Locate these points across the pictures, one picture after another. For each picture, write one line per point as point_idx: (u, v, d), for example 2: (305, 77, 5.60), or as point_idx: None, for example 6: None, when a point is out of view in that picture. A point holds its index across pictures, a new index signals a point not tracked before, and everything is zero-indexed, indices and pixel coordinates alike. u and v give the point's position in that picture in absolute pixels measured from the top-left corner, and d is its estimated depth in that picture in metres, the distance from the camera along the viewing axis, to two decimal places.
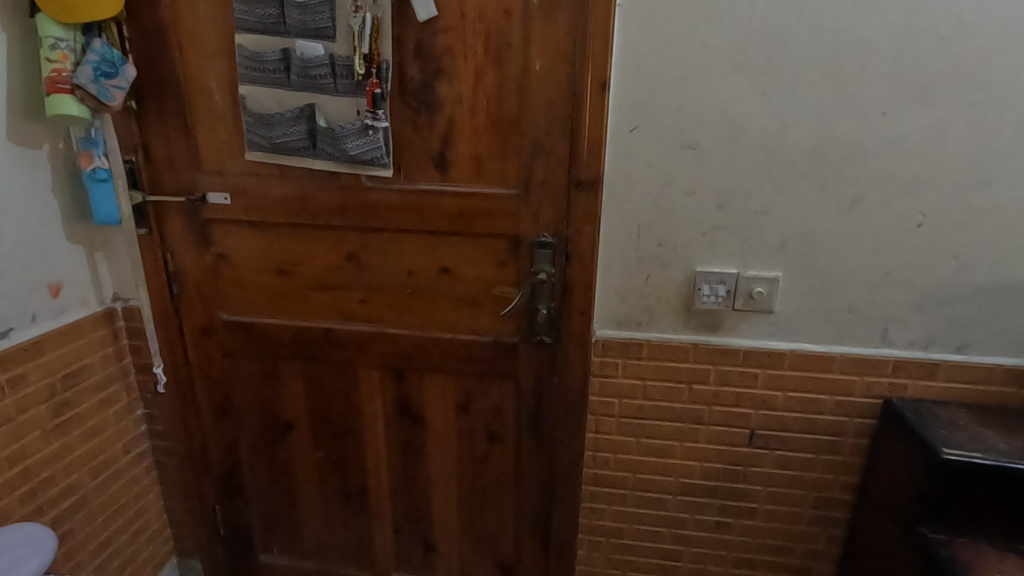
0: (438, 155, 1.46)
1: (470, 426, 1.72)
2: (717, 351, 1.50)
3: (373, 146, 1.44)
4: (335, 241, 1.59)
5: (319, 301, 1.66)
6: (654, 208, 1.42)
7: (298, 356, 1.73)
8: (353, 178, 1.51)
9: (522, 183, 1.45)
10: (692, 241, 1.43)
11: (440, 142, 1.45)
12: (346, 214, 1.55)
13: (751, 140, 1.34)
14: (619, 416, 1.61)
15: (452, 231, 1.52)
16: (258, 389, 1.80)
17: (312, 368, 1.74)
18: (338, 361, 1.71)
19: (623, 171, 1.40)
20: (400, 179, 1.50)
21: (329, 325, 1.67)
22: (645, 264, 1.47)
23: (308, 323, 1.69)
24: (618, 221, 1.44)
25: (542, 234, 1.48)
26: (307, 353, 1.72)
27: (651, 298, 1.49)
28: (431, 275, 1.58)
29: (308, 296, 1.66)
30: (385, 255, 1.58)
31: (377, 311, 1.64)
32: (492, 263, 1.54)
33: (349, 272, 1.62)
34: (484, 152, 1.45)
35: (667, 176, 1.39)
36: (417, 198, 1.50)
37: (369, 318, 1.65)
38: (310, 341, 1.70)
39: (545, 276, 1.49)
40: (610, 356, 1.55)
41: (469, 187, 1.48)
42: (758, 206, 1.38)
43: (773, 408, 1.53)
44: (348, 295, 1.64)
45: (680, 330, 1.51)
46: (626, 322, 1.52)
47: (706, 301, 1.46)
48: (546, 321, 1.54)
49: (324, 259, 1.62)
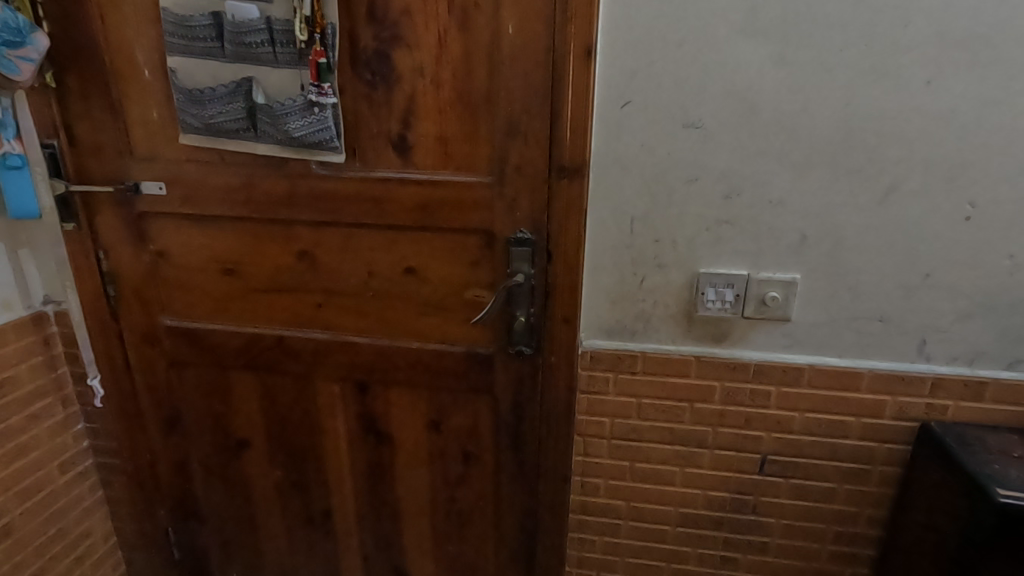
0: (398, 136, 1.26)
1: (443, 445, 1.52)
2: (723, 365, 1.29)
3: (321, 126, 1.24)
4: (285, 237, 1.39)
5: (270, 305, 1.47)
6: (649, 198, 1.21)
7: (250, 367, 1.54)
8: (301, 164, 1.31)
9: (495, 169, 1.25)
10: (694, 237, 1.22)
11: (400, 122, 1.25)
12: (294, 206, 1.35)
13: (766, 116, 1.12)
14: (610, 438, 1.40)
15: (416, 226, 1.32)
16: (209, 402, 1.61)
17: (266, 379, 1.55)
18: (294, 374, 1.52)
19: (613, 155, 1.19)
20: (354, 165, 1.29)
21: (283, 332, 1.48)
22: (640, 264, 1.26)
23: (260, 330, 1.49)
24: (607, 215, 1.23)
25: (519, 229, 1.27)
26: (259, 363, 1.53)
27: (646, 304, 1.28)
28: (394, 278, 1.38)
29: (258, 300, 1.47)
30: (341, 254, 1.38)
31: (335, 317, 1.45)
32: (463, 263, 1.33)
33: (302, 273, 1.42)
34: (450, 134, 1.24)
35: (665, 160, 1.18)
36: (375, 188, 1.30)
37: (327, 324, 1.46)
38: (262, 350, 1.51)
39: (522, 277, 1.28)
40: (600, 370, 1.35)
41: (434, 174, 1.27)
42: (773, 196, 1.17)
43: (789, 430, 1.32)
44: (303, 298, 1.44)
45: (680, 341, 1.30)
46: (618, 330, 1.32)
47: (710, 308, 1.25)
48: (525, 329, 1.33)
49: (274, 258, 1.42)
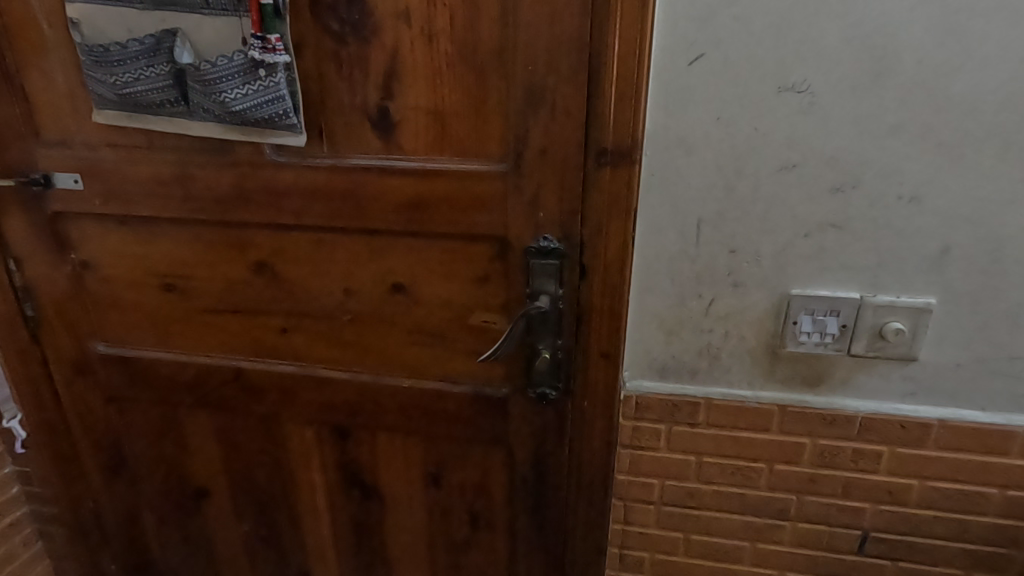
0: (377, 109, 0.93)
1: (444, 503, 1.21)
2: (817, 417, 0.96)
3: (271, 96, 0.89)
4: (237, 245, 1.07)
5: (223, 330, 1.15)
6: (725, 194, 0.87)
7: (203, 404, 1.23)
8: (251, 149, 0.98)
9: (510, 154, 0.91)
10: (785, 248, 0.88)
11: (380, 89, 0.91)
12: (245, 205, 1.02)
13: (902, 75, 0.77)
14: (660, 503, 1.08)
15: (405, 232, 0.99)
16: (158, 445, 1.31)
17: (224, 420, 1.24)
18: (258, 415, 1.21)
19: (675, 133, 0.85)
20: (321, 151, 0.97)
21: (240, 364, 1.17)
22: (708, 283, 0.92)
23: (212, 361, 1.18)
24: (664, 217, 0.89)
25: (542, 236, 0.94)
26: (214, 401, 1.22)
27: (714, 336, 0.95)
28: (377, 298, 1.05)
29: (207, 324, 1.15)
30: (309, 267, 1.06)
31: (304, 347, 1.13)
32: (468, 281, 1.01)
33: (261, 290, 1.10)
34: (449, 106, 0.91)
35: (751, 141, 0.83)
36: (349, 181, 0.97)
37: (295, 355, 1.14)
38: (217, 386, 1.20)
39: (547, 301, 0.95)
40: (648, 420, 1.02)
41: (426, 162, 0.94)
42: (906, 189, 0.82)
43: (902, 502, 0.99)
44: (264, 323, 1.12)
45: (758, 385, 0.97)
46: (674, 370, 0.99)
47: (804, 343, 0.92)
48: (550, 368, 1.00)
49: (224, 272, 1.10)
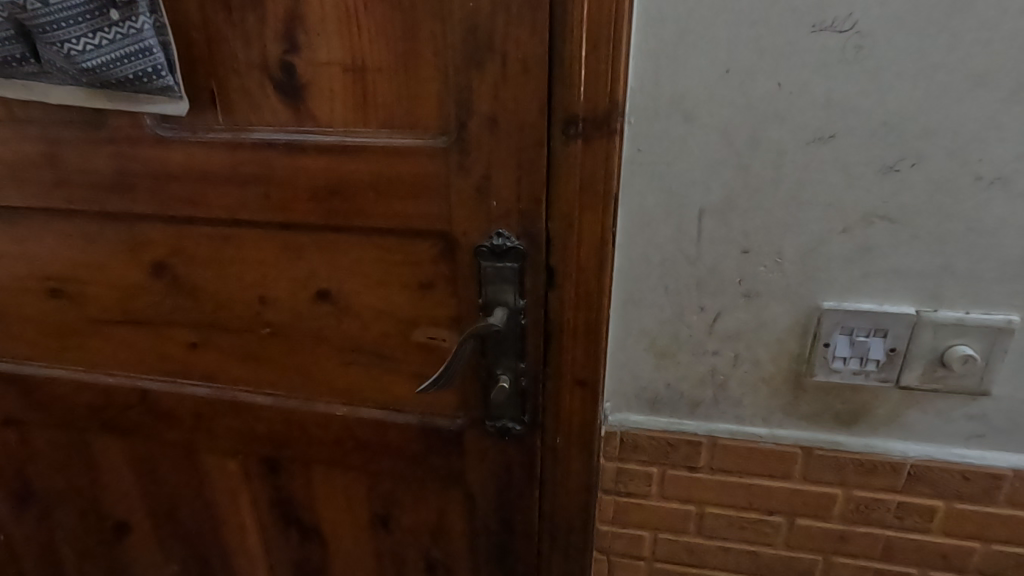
0: (280, 66, 0.71)
1: (395, 549, 1.01)
2: (852, 464, 0.75)
3: (134, 49, 0.66)
4: (127, 242, 0.87)
5: (123, 344, 0.95)
6: (736, 176, 0.65)
7: (111, 430, 1.03)
8: (129, 119, 0.77)
9: (452, 123, 0.69)
10: (816, 246, 0.66)
11: (281, 38, 0.70)
12: (129, 192, 0.81)
13: (987, 6, 0.55)
14: (652, 560, 0.87)
15: (326, 227, 0.78)
16: (66, 475, 1.12)
17: (137, 448, 1.05)
18: (175, 443, 1.02)
19: (669, 92, 0.62)
20: (215, 123, 0.75)
21: (147, 385, 0.97)
22: (712, 293, 0.71)
23: (113, 381, 0.98)
24: (655, 206, 0.68)
25: (497, 232, 0.73)
26: (122, 427, 1.02)
27: (719, 360, 0.74)
28: (299, 309, 0.85)
29: (104, 337, 0.95)
30: (214, 270, 0.86)
31: (219, 365, 0.93)
32: (407, 288, 0.80)
33: (161, 298, 0.89)
34: (371, 60, 0.69)
35: (772, 102, 0.61)
36: (251, 161, 0.76)
37: (209, 376, 0.94)
38: (123, 409, 1.00)
39: (504, 314, 0.75)
40: (636, 462, 0.81)
41: (346, 136, 0.73)
42: (984, 167, 0.60)
43: (960, 569, 0.78)
44: (168, 337, 0.92)
45: (775, 421, 0.76)
46: (668, 401, 0.78)
47: (838, 372, 0.70)
48: (511, 397, 0.79)
49: (116, 276, 0.89)
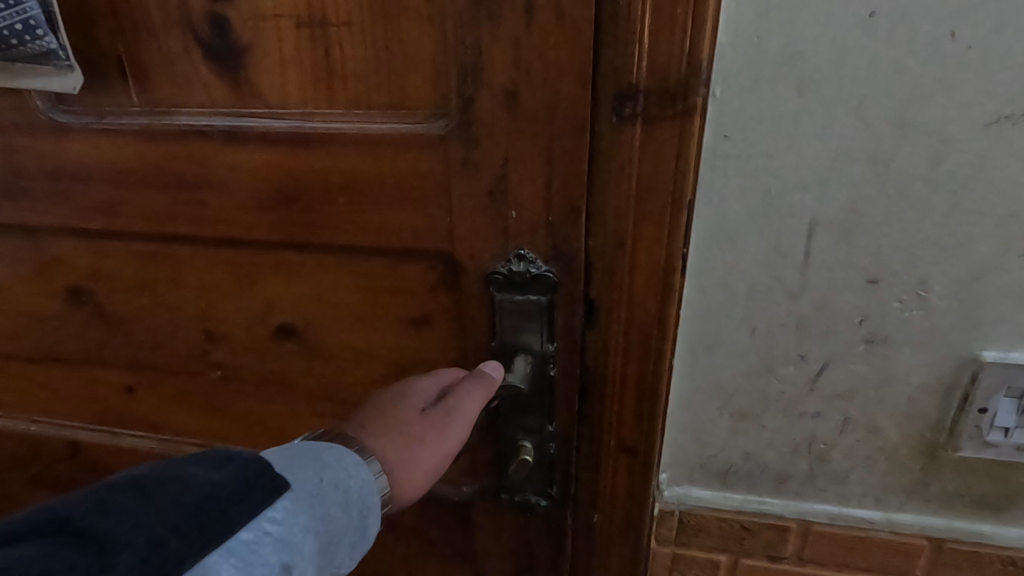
0: (206, 21, 0.50)
1: None
2: (998, 562, 0.56)
3: None
4: (33, 261, 0.67)
5: (44, 386, 0.75)
6: (869, 174, 0.44)
7: (41, 484, 0.85)
8: (12, 99, 0.56)
9: (453, 101, 0.49)
10: (980, 275, 0.46)
11: None
12: (26, 198, 0.62)
13: None
14: None
15: (285, 244, 0.58)
16: None
17: None
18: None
19: (777, 49, 0.41)
20: (127, 104, 0.55)
21: (77, 436, 0.78)
22: (819, 338, 0.50)
23: (36, 430, 0.79)
24: (744, 218, 0.47)
25: (516, 252, 0.53)
26: (54, 481, 0.84)
27: (821, 425, 0.54)
28: (255, 349, 0.65)
29: (20, 378, 0.76)
30: (144, 298, 0.66)
31: (162, 414, 0.73)
32: (395, 324, 0.60)
33: (83, 332, 0.70)
34: (335, 9, 0.47)
35: (938, 61, 0.40)
36: (180, 155, 0.56)
37: (151, 425, 0.75)
38: (51, 462, 0.81)
39: (527, 366, 0.56)
40: (699, 548, 0.62)
41: (304, 121, 0.52)
42: None
43: None
44: (97, 378, 0.73)
45: (893, 503, 0.56)
46: (745, 473, 0.58)
47: (994, 446, 0.51)
48: (534, 467, 0.61)
49: (24, 304, 0.70)
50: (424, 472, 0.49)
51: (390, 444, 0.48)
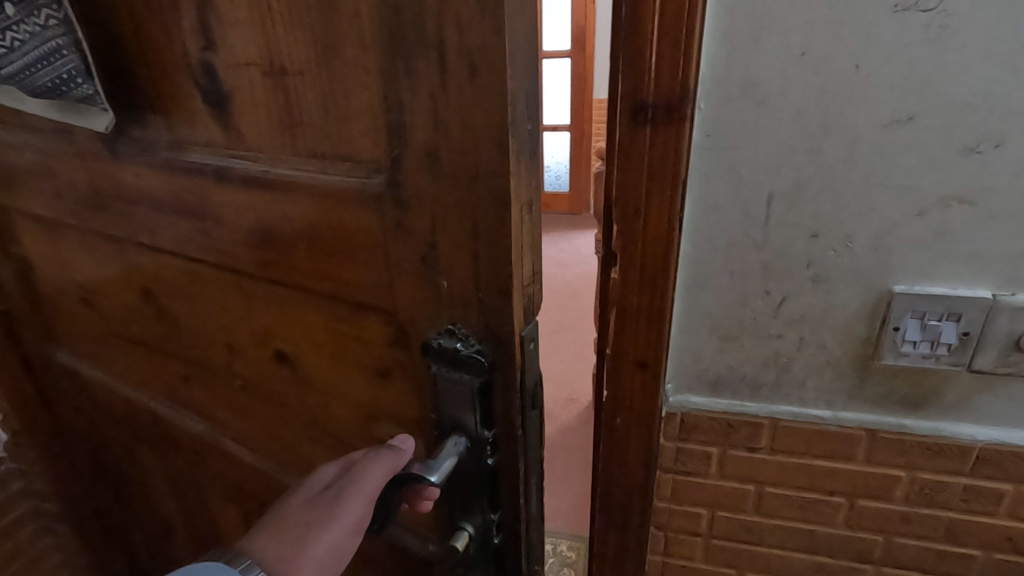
0: (202, 68, 0.63)
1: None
2: (918, 448, 0.76)
3: (43, 52, 0.62)
4: (119, 269, 0.89)
5: (139, 360, 1.00)
6: (807, 160, 0.64)
7: (143, 441, 1.14)
8: (95, 136, 0.76)
9: (384, 155, 0.56)
10: (889, 230, 0.66)
11: (198, 34, 0.61)
12: (103, 212, 0.82)
13: None
14: (707, 536, 0.90)
15: (266, 277, 0.71)
16: (125, 461, 1.24)
17: (162, 456, 1.13)
18: (196, 459, 1.05)
19: (741, 77, 0.62)
20: (156, 142, 0.71)
21: (159, 409, 1.04)
22: (779, 277, 0.71)
23: (134, 396, 1.06)
24: (723, 191, 0.68)
25: (446, 327, 0.60)
26: (151, 433, 1.10)
27: (784, 344, 0.75)
28: (267, 351, 0.78)
29: (124, 352, 1.01)
30: (185, 307, 0.83)
31: (206, 400, 0.94)
32: (356, 356, 0.70)
33: (153, 322, 0.90)
34: (289, 61, 0.56)
35: (849, 85, 0.60)
36: (189, 189, 0.71)
37: (202, 411, 0.97)
38: (146, 422, 1.09)
39: (461, 442, 0.63)
40: (695, 442, 0.83)
41: (273, 165, 0.63)
42: None
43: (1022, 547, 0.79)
44: (168, 364, 0.95)
45: (839, 403, 0.76)
46: (729, 383, 0.79)
47: (906, 355, 0.70)
48: (476, 543, 0.69)
49: (117, 296, 0.92)
50: (319, 557, 0.55)
51: (280, 544, 0.56)
